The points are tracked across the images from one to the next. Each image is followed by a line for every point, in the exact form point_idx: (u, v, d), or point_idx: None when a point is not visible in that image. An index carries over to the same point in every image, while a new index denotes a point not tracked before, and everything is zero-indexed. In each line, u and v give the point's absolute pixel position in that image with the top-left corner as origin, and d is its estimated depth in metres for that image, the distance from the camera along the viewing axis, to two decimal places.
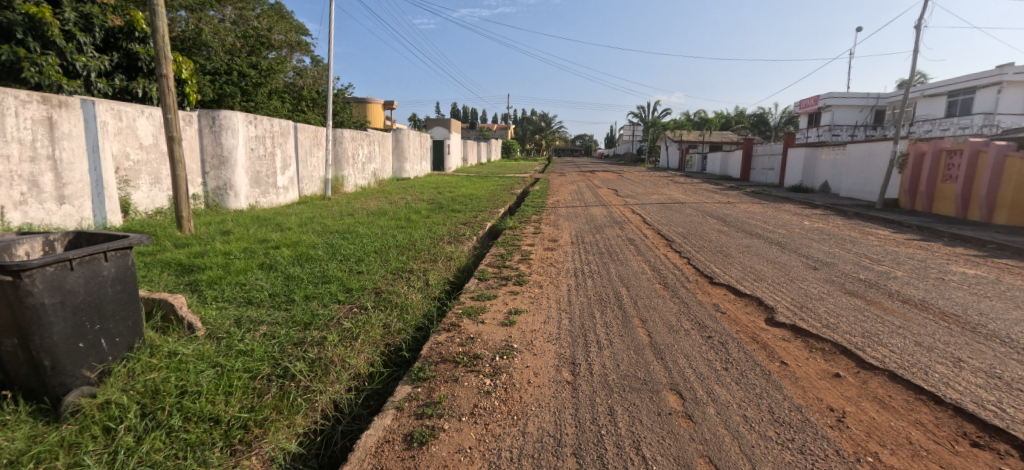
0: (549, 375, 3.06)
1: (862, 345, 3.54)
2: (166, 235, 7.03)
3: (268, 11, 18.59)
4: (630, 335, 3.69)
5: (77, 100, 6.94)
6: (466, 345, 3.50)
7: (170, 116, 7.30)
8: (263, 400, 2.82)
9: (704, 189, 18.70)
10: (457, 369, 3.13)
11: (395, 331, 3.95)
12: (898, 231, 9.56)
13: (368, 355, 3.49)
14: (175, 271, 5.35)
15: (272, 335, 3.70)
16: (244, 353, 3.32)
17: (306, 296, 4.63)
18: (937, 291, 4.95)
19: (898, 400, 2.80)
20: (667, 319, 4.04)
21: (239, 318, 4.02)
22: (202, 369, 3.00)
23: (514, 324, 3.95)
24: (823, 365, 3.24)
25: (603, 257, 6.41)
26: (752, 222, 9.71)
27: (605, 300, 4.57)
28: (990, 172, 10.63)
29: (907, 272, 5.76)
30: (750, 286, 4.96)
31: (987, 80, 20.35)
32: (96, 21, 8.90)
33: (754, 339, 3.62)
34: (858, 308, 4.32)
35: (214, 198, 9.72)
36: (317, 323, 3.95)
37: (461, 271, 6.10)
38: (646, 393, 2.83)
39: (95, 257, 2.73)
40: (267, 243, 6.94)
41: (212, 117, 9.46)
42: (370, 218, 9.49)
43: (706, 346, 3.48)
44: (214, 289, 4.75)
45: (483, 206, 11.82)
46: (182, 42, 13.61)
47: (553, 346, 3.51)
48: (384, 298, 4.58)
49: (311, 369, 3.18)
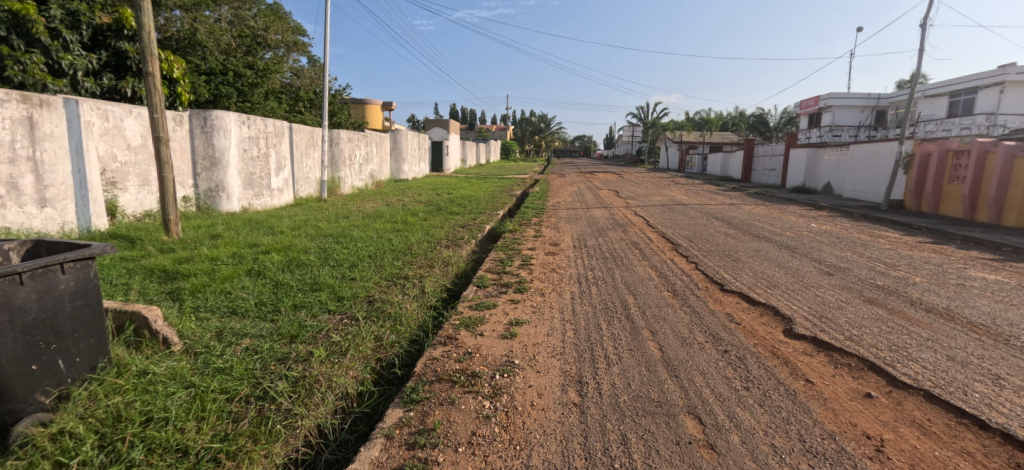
0: (554, 397, 2.80)
1: (891, 360, 3.28)
2: (152, 240, 6.75)
3: (266, 11, 18.26)
4: (640, 349, 3.42)
5: (61, 98, 6.67)
6: (463, 361, 3.23)
7: (156, 116, 7.02)
8: (238, 427, 2.56)
9: (706, 191, 18.47)
10: (454, 389, 2.87)
11: (388, 344, 3.69)
12: (909, 234, 9.29)
13: (357, 372, 3.22)
14: (157, 278, 5.08)
15: (255, 350, 3.43)
16: (222, 372, 3.06)
17: (294, 305, 4.36)
18: (960, 299, 4.69)
19: (938, 425, 2.54)
20: (680, 331, 3.76)
21: (221, 330, 3.75)
22: (173, 391, 2.75)
23: (515, 337, 3.68)
24: (852, 384, 2.97)
25: (607, 262, 6.15)
26: (758, 224, 9.44)
27: (611, 309, 4.30)
28: (1000, 173, 10.38)
29: (925, 278, 5.50)
30: (763, 293, 4.70)
31: (990, 80, 20.20)
32: (83, 18, 8.63)
33: (774, 353, 3.35)
34: (880, 318, 4.06)
35: (206, 200, 9.44)
36: (304, 336, 3.68)
37: (460, 278, 5.85)
38: (661, 417, 2.57)
39: (50, 269, 2.45)
40: (257, 248, 6.66)
41: (204, 116, 9.19)
42: (366, 221, 9.23)
43: (723, 362, 3.21)
44: (197, 298, 4.48)
45: (482, 208, 11.56)
46: (176, 42, 13.32)
47: (558, 362, 3.24)
48: (377, 309, 4.30)
49: (294, 390, 2.92)
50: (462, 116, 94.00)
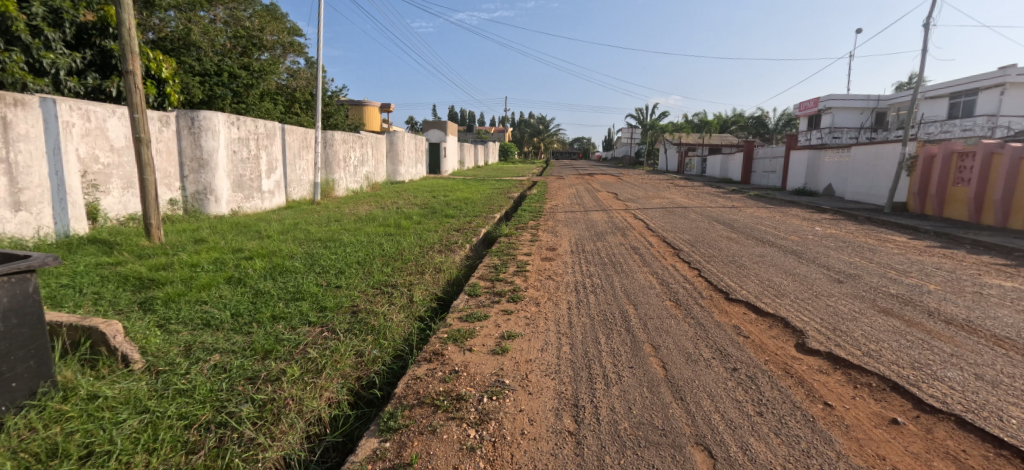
0: (546, 423, 2.53)
1: (914, 379, 3.01)
2: (131, 245, 6.47)
3: (262, 11, 17.79)
4: (641, 367, 3.15)
5: (37, 98, 6.37)
6: (449, 382, 2.95)
7: (137, 116, 6.70)
8: (192, 462, 2.29)
9: (707, 193, 18.17)
10: (437, 415, 2.59)
11: (369, 360, 3.42)
12: (917, 238, 9.05)
13: (333, 393, 2.95)
14: (131, 287, 4.80)
15: (224, 367, 3.15)
16: (183, 394, 2.80)
17: (272, 317, 4.08)
18: (980, 309, 4.42)
19: (976, 458, 2.28)
20: (684, 346, 3.49)
21: (191, 345, 3.48)
22: (125, 418, 2.49)
23: (506, 353, 3.40)
24: (874, 407, 2.71)
25: (606, 268, 5.88)
26: (761, 227, 9.20)
27: (610, 321, 4.02)
28: (1007, 175, 10.12)
29: (940, 286, 5.24)
30: (772, 303, 4.43)
31: (990, 82, 20.01)
32: (66, 16, 8.35)
33: (787, 372, 3.09)
34: (898, 331, 3.80)
35: (193, 203, 9.16)
36: (279, 352, 3.40)
37: (451, 286, 5.59)
38: (666, 449, 2.30)
39: None
40: (241, 253, 6.38)
41: (191, 117, 8.92)
42: (358, 224, 8.98)
43: (732, 382, 2.95)
44: (170, 308, 4.22)
45: (478, 211, 11.29)
46: (171, 42, 12.84)
47: (552, 382, 2.97)
48: (360, 321, 4.02)
49: (260, 415, 2.66)
50: (461, 117, 93.22)
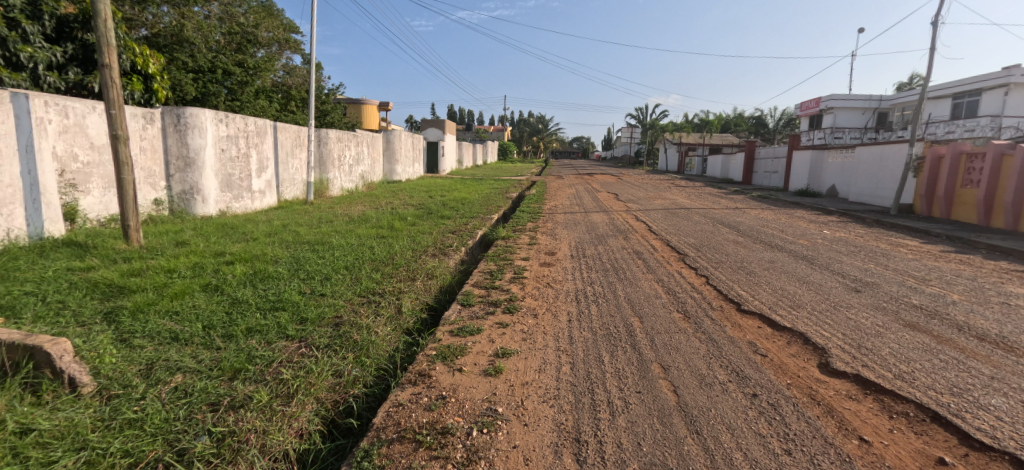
0: (544, 464, 2.20)
1: (957, 408, 2.68)
2: (106, 249, 6.12)
3: (256, 6, 16.98)
4: (650, 393, 2.82)
5: (8, 92, 6.00)
6: (434, 411, 2.62)
7: (114, 112, 6.32)
8: None
9: (709, 193, 17.85)
10: (419, 453, 2.27)
11: (348, 381, 3.09)
12: (929, 242, 8.74)
13: (304, 423, 2.63)
14: (98, 295, 4.46)
15: (185, 391, 2.81)
16: (133, 425, 2.47)
17: (247, 330, 3.74)
18: (1012, 322, 4.11)
19: None
20: (696, 366, 3.16)
21: (154, 362, 3.15)
22: (61, 457, 2.18)
23: (500, 374, 3.07)
24: (916, 444, 2.38)
25: (608, 275, 5.54)
26: (768, 230, 8.88)
27: (614, 336, 3.70)
28: (1017, 177, 9.82)
29: (964, 296, 4.91)
30: (787, 315, 4.11)
31: (994, 82, 19.74)
32: (45, 8, 7.94)
33: (814, 399, 2.77)
34: (927, 349, 3.48)
35: (179, 203, 8.80)
36: (249, 372, 3.07)
37: (443, 294, 5.26)
38: None
39: None
40: (223, 257, 6.03)
41: (177, 114, 8.57)
42: (349, 226, 8.65)
43: (752, 410, 2.63)
44: (136, 319, 3.87)
45: (475, 212, 10.98)
46: (164, 39, 12.44)
47: (550, 410, 2.65)
48: (342, 335, 3.68)
49: (218, 453, 2.34)
50: (461, 116, 92.88)
